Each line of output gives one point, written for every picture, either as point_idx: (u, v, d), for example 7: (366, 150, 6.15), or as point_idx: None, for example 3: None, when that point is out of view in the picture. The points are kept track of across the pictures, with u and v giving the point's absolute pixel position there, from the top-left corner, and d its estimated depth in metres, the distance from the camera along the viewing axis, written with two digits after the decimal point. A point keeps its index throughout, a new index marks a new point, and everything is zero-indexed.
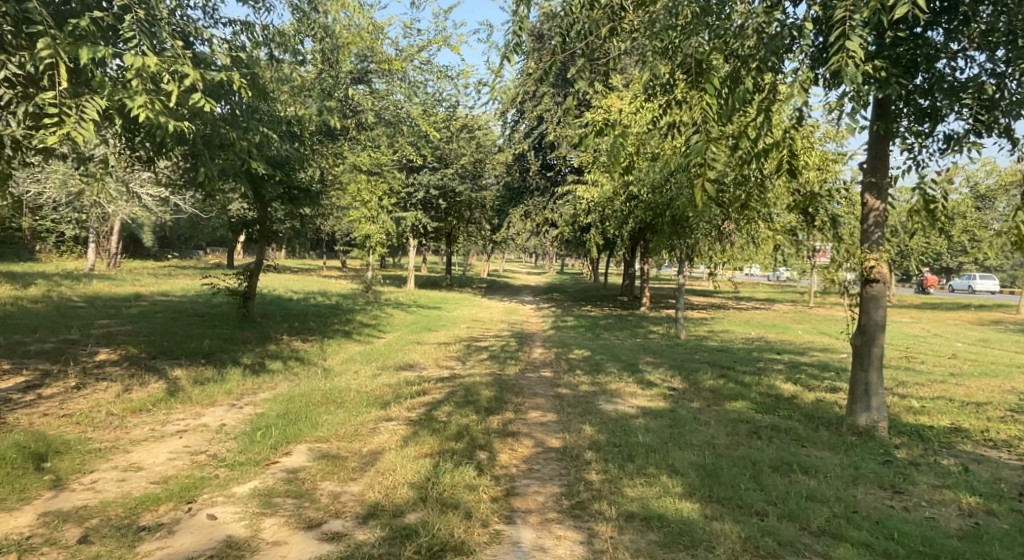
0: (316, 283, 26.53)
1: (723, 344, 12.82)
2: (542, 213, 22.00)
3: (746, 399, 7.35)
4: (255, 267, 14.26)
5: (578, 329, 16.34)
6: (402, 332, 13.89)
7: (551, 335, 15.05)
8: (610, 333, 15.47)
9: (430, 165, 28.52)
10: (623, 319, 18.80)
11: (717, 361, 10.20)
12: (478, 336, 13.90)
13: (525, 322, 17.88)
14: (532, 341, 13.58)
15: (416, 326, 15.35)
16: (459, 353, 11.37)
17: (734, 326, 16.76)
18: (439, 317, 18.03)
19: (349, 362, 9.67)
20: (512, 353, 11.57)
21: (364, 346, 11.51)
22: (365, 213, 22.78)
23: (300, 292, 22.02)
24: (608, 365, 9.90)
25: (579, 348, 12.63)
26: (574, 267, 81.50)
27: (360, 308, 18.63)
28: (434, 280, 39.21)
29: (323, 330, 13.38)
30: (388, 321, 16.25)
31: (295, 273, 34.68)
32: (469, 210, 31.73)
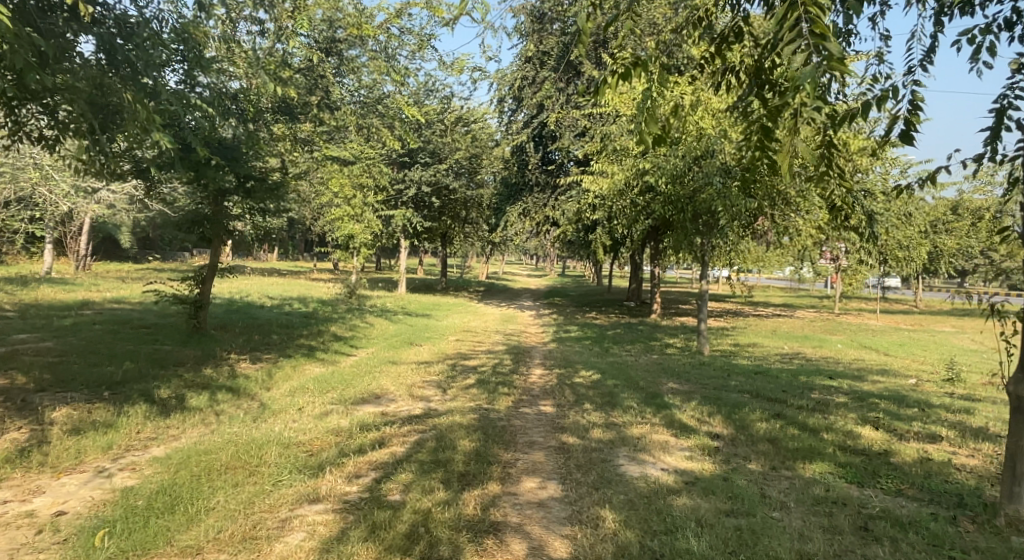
0: (299, 287, 24.55)
1: (757, 363, 10.80)
2: (542, 211, 19.97)
3: (825, 458, 5.27)
4: (208, 271, 12.24)
5: (584, 342, 14.31)
6: (378, 348, 11.87)
7: (553, 351, 13.00)
8: (620, 348, 13.43)
9: (422, 160, 26.55)
10: (633, 329, 16.75)
11: (761, 391, 8.14)
12: (468, 352, 11.88)
13: (523, 333, 15.87)
14: (530, 359, 11.56)
15: (398, 340, 13.30)
16: (441, 377, 9.35)
17: (762, 338, 14.70)
18: (425, 328, 16.02)
19: (297, 394, 7.66)
20: (505, 377, 9.56)
21: (325, 368, 9.48)
22: (349, 211, 20.81)
23: (276, 298, 20.03)
24: (625, 396, 7.87)
25: (586, 368, 10.60)
26: (576, 270, 79.47)
27: (338, 317, 16.61)
28: (430, 283, 37.21)
29: (285, 346, 11.37)
30: (366, 332, 14.23)
31: (280, 277, 32.68)
32: (464, 208, 29.75)
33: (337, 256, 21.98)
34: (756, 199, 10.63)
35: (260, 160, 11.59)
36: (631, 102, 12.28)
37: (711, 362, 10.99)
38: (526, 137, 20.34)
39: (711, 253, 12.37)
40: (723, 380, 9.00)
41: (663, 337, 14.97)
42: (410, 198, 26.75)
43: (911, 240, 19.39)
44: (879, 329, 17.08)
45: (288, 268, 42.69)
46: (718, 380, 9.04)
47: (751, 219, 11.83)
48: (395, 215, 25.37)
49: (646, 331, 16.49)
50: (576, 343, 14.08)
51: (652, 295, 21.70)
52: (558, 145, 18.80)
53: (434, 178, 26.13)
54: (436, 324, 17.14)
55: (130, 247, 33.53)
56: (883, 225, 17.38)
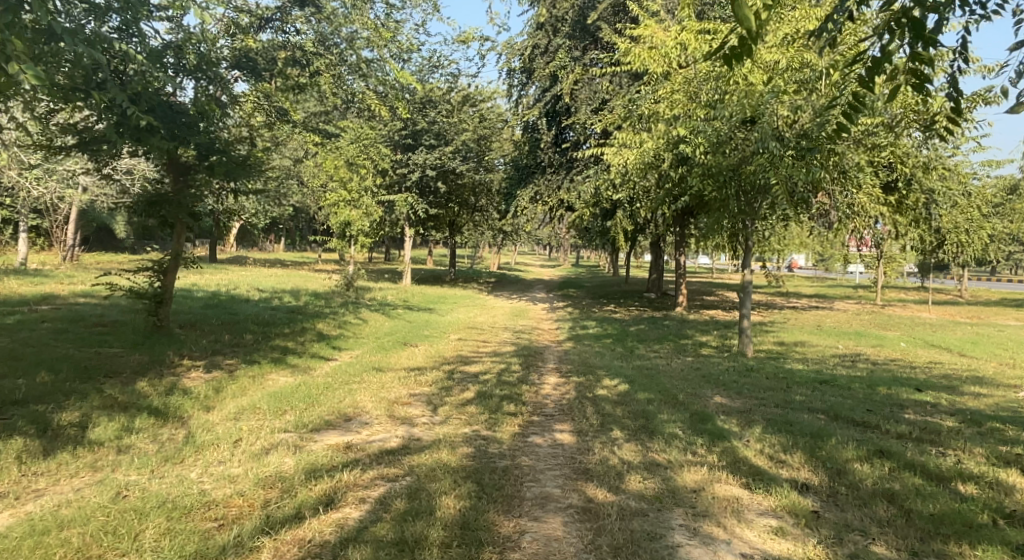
0: (296, 279, 22.93)
1: (815, 369, 8.98)
2: (556, 195, 18.16)
3: (987, 538, 3.51)
4: (169, 261, 10.64)
5: (604, 340, 12.56)
6: (366, 350, 10.18)
7: (569, 352, 11.26)
8: (646, 348, 11.65)
9: (426, 142, 24.80)
10: (658, 325, 14.96)
11: (838, 410, 6.34)
12: (471, 354, 10.18)
13: (535, 329, 14.13)
14: (543, 363, 9.83)
15: (391, 339, 11.62)
16: (434, 390, 7.65)
17: (807, 335, 12.87)
18: (425, 324, 14.34)
19: (244, 416, 5.98)
20: (512, 388, 7.83)
21: (292, 378, 7.81)
22: (345, 195, 19.11)
23: (266, 291, 18.40)
24: (664, 419, 6.13)
25: (610, 375, 8.86)
26: (590, 260, 77.47)
27: (330, 312, 14.96)
28: (437, 274, 35.53)
29: (256, 349, 9.73)
30: (356, 330, 12.55)
31: (280, 268, 31.08)
32: (473, 194, 27.97)
33: (333, 245, 20.33)
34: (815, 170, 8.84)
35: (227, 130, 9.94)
36: (662, 60, 10.47)
37: (758, 367, 9.21)
38: (538, 113, 18.51)
39: (751, 239, 10.48)
40: (783, 393, 7.22)
41: (694, 335, 13.17)
42: (415, 183, 25.02)
43: (970, 222, 17.34)
44: (937, 323, 15.15)
45: (292, 259, 41.17)
46: (774, 392, 7.30)
47: (800, 197, 10.04)
48: (398, 201, 23.64)
49: (673, 326, 14.74)
50: (596, 342, 12.33)
51: (676, 286, 19.86)
52: (574, 120, 17.02)
53: (440, 161, 24.40)
54: (439, 319, 15.47)
55: (124, 236, 32.04)
56: (940, 206, 15.41)
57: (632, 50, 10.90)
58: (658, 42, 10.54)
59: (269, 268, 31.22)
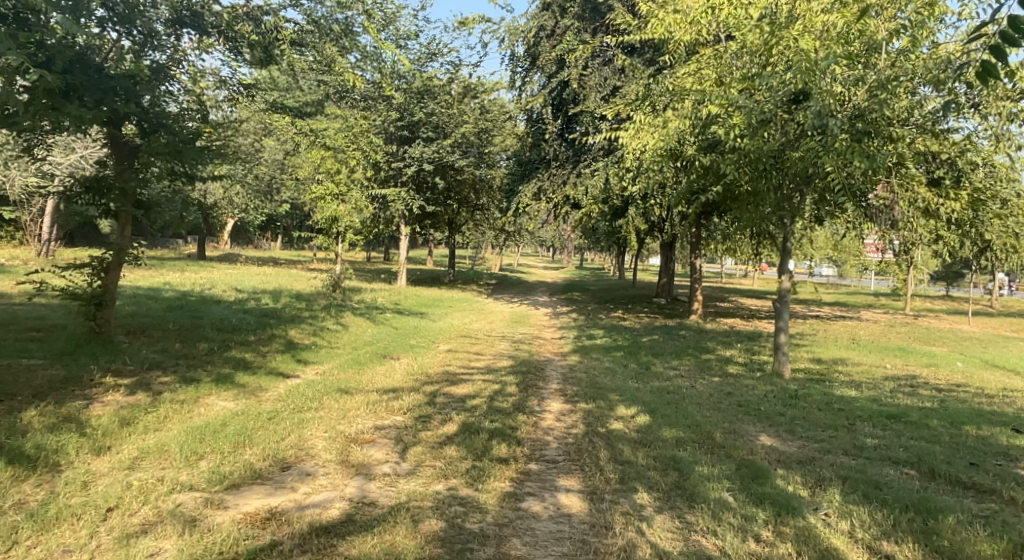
0: (282, 279, 21.45)
1: (873, 397, 7.41)
2: (561, 191, 16.65)
3: None
4: (111, 257, 9.17)
5: (614, 354, 11.02)
6: (337, 363, 8.67)
7: (574, 368, 9.74)
8: (664, 363, 10.12)
9: (424, 135, 23.30)
10: (673, 336, 13.43)
11: (933, 464, 4.79)
12: (459, 372, 8.67)
13: (536, 339, 12.60)
14: (544, 383, 8.30)
15: (370, 349, 10.11)
16: (407, 421, 6.14)
17: (845, 351, 11.33)
18: (412, 331, 12.84)
19: (142, 466, 4.49)
20: (504, 419, 6.33)
21: (232, 403, 6.31)
22: (332, 188, 17.63)
23: (244, 292, 16.91)
24: (703, 475, 4.61)
25: (625, 401, 7.32)
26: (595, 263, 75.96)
27: (308, 317, 13.46)
28: (436, 275, 33.97)
29: (205, 362, 8.25)
30: (332, 338, 11.03)
31: (270, 267, 29.61)
32: (473, 191, 26.44)
33: (320, 242, 18.84)
34: (876, 156, 7.30)
35: (173, 101, 8.45)
36: (689, 28, 8.98)
37: (800, 392, 7.68)
38: (543, 101, 17.02)
39: (788, 241, 8.96)
40: (848, 434, 5.68)
41: (715, 349, 11.63)
42: (411, 178, 23.53)
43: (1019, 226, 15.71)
44: (984, 338, 13.57)
45: (286, 257, 39.78)
46: (835, 431, 5.78)
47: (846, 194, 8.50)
48: (391, 196, 22.14)
49: (690, 337, 13.18)
50: (604, 356, 10.80)
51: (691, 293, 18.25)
52: (581, 108, 15.53)
53: (437, 154, 22.90)
54: (429, 325, 13.97)
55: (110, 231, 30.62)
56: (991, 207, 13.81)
57: (654, 16, 9.40)
58: (686, 7, 9.06)
59: (259, 266, 29.77)
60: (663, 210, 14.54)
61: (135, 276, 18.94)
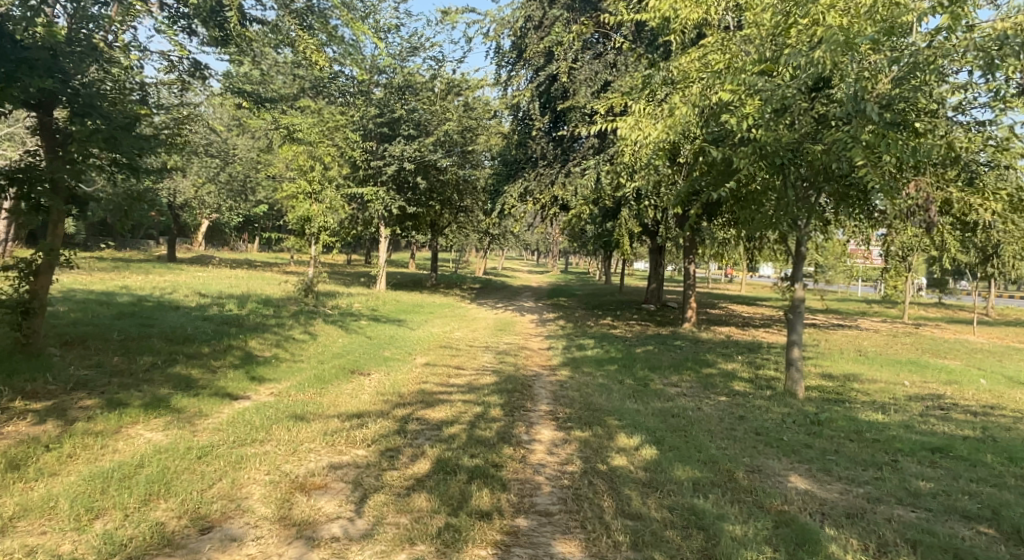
0: (253, 282, 20.35)
1: (907, 423, 6.53)
2: (549, 191, 15.73)
3: None
4: (43, 262, 8.02)
5: (607, 368, 10.09)
6: (297, 381, 7.65)
7: (564, 384, 8.78)
8: (662, 379, 9.21)
9: (405, 132, 22.30)
10: (669, 346, 12.53)
11: (1015, 522, 3.91)
12: (436, 391, 7.68)
13: (522, 350, 11.64)
14: (532, 404, 7.33)
15: (338, 363, 9.09)
16: (371, 456, 5.15)
17: (855, 365, 10.49)
18: (388, 340, 11.82)
19: (15, 533, 3.50)
20: (486, 452, 5.36)
21: (160, 435, 5.27)
22: (306, 186, 16.55)
23: (208, 296, 15.77)
24: (736, 539, 3.69)
25: (627, 427, 6.37)
26: (581, 267, 75.29)
27: (275, 324, 12.39)
28: (418, 279, 32.87)
29: (143, 380, 7.20)
30: (297, 350, 9.98)
31: (243, 270, 28.33)
32: (456, 192, 25.47)
33: (292, 244, 17.75)
34: (911, 150, 6.43)
35: (103, 77, 7.40)
36: (696, 7, 8.07)
37: (821, 416, 6.80)
38: (531, 96, 16.09)
39: (802, 245, 8.08)
40: (896, 475, 4.79)
41: (716, 362, 10.75)
42: (391, 177, 22.49)
43: None
44: (996, 350, 12.82)
45: (263, 259, 38.46)
46: (879, 470, 4.87)
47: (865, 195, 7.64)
48: (368, 195, 21.09)
49: (687, 348, 12.29)
50: (596, 370, 9.87)
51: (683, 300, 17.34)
52: (571, 103, 14.64)
53: (418, 153, 21.89)
54: (407, 334, 12.96)
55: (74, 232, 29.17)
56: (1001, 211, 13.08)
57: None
58: None
59: (231, 269, 28.52)
60: (658, 212, 13.65)
61: (93, 279, 17.70)
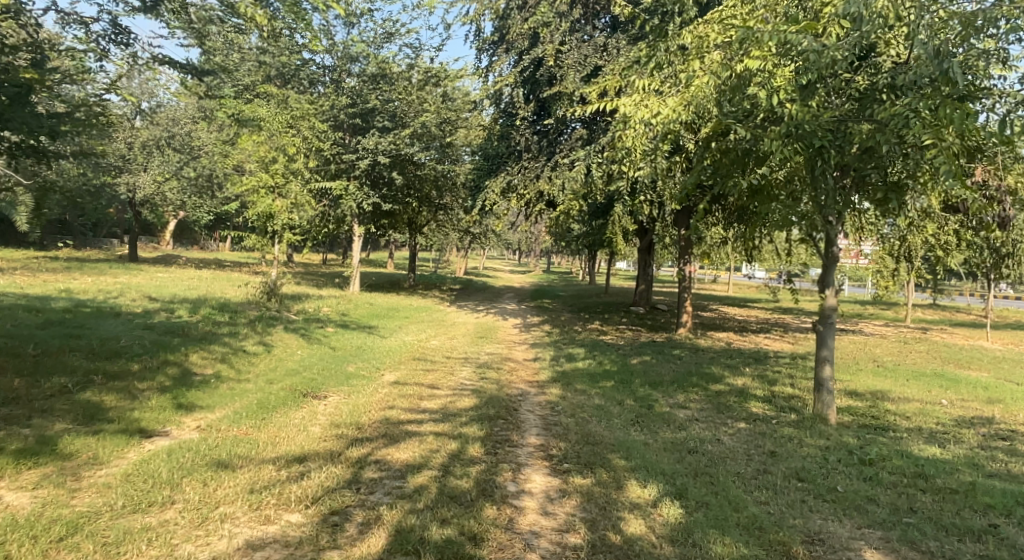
0: (214, 284, 18.87)
1: (975, 462, 5.38)
2: (534, 186, 14.49)
3: None
4: None
5: (602, 384, 8.85)
6: (232, 409, 6.31)
7: (556, 407, 7.52)
8: (667, 399, 7.99)
9: (380, 124, 20.92)
10: (668, 357, 11.33)
11: None
12: (402, 421, 6.38)
13: (506, 363, 10.37)
14: (519, 437, 6.07)
15: (290, 383, 7.73)
16: (307, 529, 3.87)
17: (878, 379, 9.36)
18: (353, 351, 10.49)
19: None
20: (461, 517, 4.10)
21: (21, 502, 3.92)
22: (267, 180, 15.12)
23: (159, 301, 14.28)
24: None
25: (637, 470, 5.14)
26: (563, 267, 74.30)
27: (227, 334, 10.98)
28: (395, 280, 31.43)
29: (38, 411, 5.83)
30: (245, 365, 8.60)
31: (208, 271, 26.69)
32: (434, 188, 24.12)
33: (254, 243, 16.30)
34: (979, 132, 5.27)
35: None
36: None
37: (867, 452, 5.64)
38: (514, 82, 14.82)
39: (832, 247, 6.91)
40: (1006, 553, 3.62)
41: (723, 376, 9.57)
42: (364, 172, 21.10)
43: None
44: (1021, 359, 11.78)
45: (233, 259, 36.83)
46: (980, 544, 3.72)
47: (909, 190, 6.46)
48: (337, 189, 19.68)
49: (688, 359, 11.07)
50: (590, 387, 8.62)
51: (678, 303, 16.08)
52: (558, 90, 13.40)
53: (394, 146, 20.53)
54: (377, 343, 11.64)
55: (26, 231, 27.32)
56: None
57: None
58: None
59: (196, 269, 26.93)
60: (654, 209, 12.43)
61: (34, 282, 16.09)
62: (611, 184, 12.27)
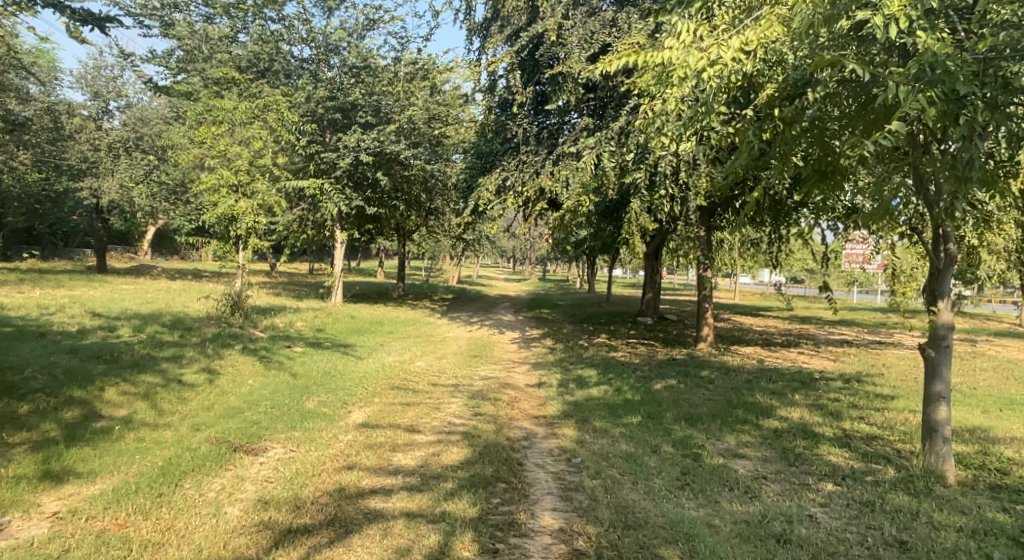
0: (178, 297, 17.03)
1: None
2: (535, 181, 12.76)
3: None
4: None
5: (627, 421, 7.04)
6: (121, 479, 4.47)
7: (573, 458, 5.69)
8: (715, 443, 6.20)
9: (362, 120, 19.19)
10: (695, 379, 9.54)
11: None
12: (364, 492, 4.55)
13: (504, 390, 8.56)
14: (529, 518, 4.26)
15: (222, 428, 5.89)
16: None
17: (962, 409, 7.63)
18: (317, 377, 8.66)
19: None
20: None
21: None
22: (229, 178, 13.26)
23: (102, 316, 12.41)
24: None
25: None
26: (559, 275, 72.70)
27: (167, 357, 9.11)
28: (384, 290, 29.61)
29: None
30: (172, 401, 6.75)
31: (181, 281, 24.79)
32: (423, 190, 22.38)
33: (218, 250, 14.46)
34: None
35: None
36: None
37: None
38: (510, 65, 13.09)
39: (949, 244, 5.02)
40: None
41: (771, 408, 7.79)
42: (346, 172, 19.34)
43: None
44: None
45: (213, 269, 34.94)
46: None
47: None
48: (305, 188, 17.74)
49: (720, 383, 9.28)
50: (612, 425, 6.83)
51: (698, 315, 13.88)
52: (561, 70, 11.68)
53: (377, 143, 18.84)
54: (350, 364, 9.81)
55: None
56: None
57: None
58: None
59: (167, 280, 25.05)
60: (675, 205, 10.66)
61: None
62: (625, 176, 10.51)
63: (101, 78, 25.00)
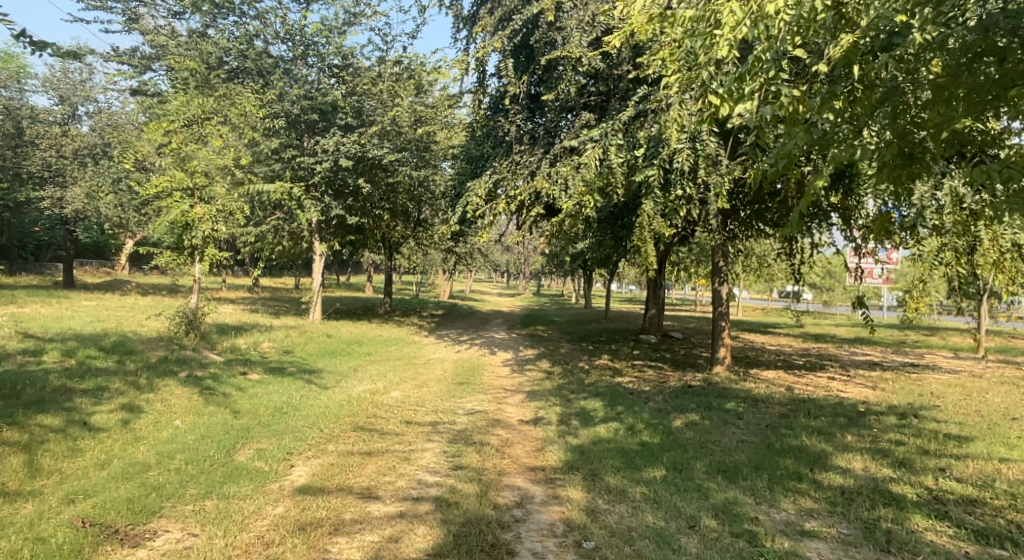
0: (135, 314, 15.40)
1: None
2: (530, 184, 11.30)
3: None
4: None
5: (649, 476, 5.51)
6: None
7: (586, 541, 4.16)
8: (770, 514, 4.68)
9: (343, 122, 17.77)
10: (721, 413, 8.04)
11: None
12: None
13: (494, 431, 7.02)
14: None
15: (105, 500, 4.34)
16: None
17: None
18: (266, 413, 7.09)
19: None
20: None
21: None
22: (182, 181, 11.71)
23: (33, 338, 10.81)
24: None
25: None
26: (555, 289, 71.32)
27: (85, 389, 7.53)
28: (371, 305, 28.04)
29: None
30: (58, 454, 5.17)
31: (153, 298, 23.14)
32: (410, 198, 20.91)
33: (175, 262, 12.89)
34: None
35: None
36: None
37: None
38: (502, 54, 11.71)
39: None
40: None
41: (824, 455, 6.28)
42: (326, 178, 17.89)
43: None
44: None
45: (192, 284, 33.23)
46: None
47: None
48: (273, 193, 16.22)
49: (751, 419, 7.77)
50: (631, 484, 5.30)
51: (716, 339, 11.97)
52: (561, 56, 10.31)
53: (358, 146, 17.40)
54: (311, 395, 8.24)
55: None
56: None
57: None
58: None
59: (136, 296, 23.39)
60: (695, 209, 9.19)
61: None
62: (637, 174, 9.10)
63: (68, 81, 23.43)
